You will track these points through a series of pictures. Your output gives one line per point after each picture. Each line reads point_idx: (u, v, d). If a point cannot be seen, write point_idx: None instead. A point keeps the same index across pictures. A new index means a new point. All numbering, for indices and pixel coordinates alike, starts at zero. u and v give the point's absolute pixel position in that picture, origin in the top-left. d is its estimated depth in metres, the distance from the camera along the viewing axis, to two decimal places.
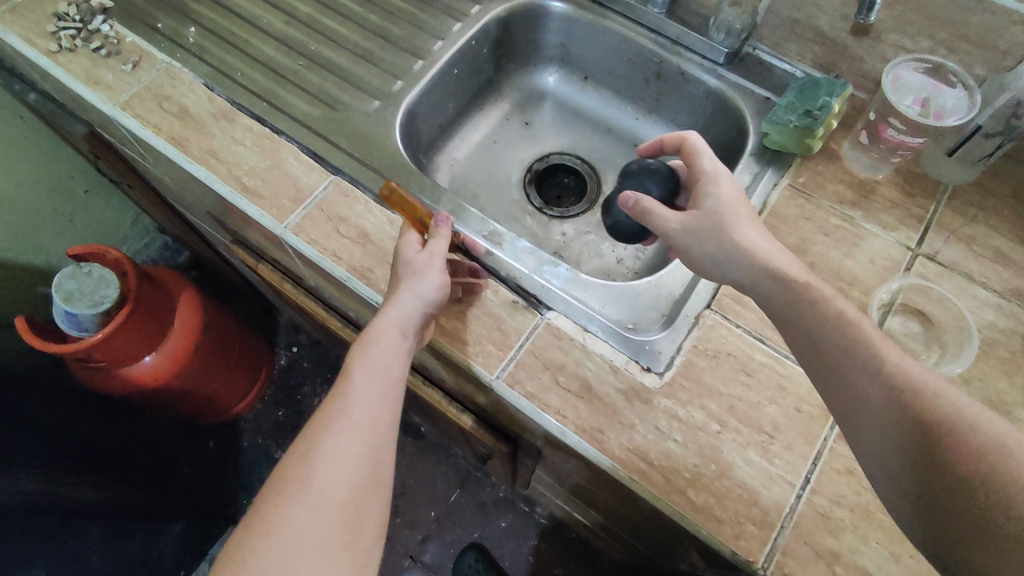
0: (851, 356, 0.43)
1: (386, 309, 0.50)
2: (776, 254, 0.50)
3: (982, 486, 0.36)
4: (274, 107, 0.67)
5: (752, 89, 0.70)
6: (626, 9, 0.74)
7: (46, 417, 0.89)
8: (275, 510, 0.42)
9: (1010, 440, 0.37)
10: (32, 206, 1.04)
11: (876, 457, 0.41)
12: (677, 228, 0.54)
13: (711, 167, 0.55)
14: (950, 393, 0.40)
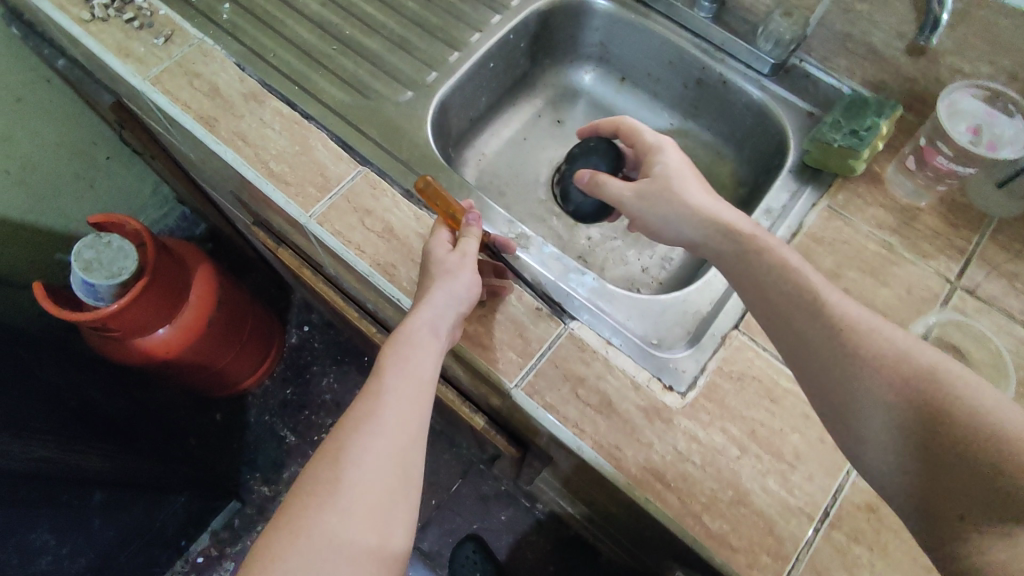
0: (808, 310, 0.44)
1: (418, 309, 0.50)
2: (721, 207, 0.52)
3: (964, 428, 0.37)
4: (305, 91, 0.66)
5: (795, 102, 0.68)
6: (669, 10, 0.72)
7: (58, 383, 0.90)
8: (304, 514, 0.42)
9: (963, 379, 0.39)
10: (54, 169, 1.04)
11: (866, 434, 0.41)
12: (630, 195, 0.56)
13: (653, 140, 0.58)
14: (892, 335, 0.42)
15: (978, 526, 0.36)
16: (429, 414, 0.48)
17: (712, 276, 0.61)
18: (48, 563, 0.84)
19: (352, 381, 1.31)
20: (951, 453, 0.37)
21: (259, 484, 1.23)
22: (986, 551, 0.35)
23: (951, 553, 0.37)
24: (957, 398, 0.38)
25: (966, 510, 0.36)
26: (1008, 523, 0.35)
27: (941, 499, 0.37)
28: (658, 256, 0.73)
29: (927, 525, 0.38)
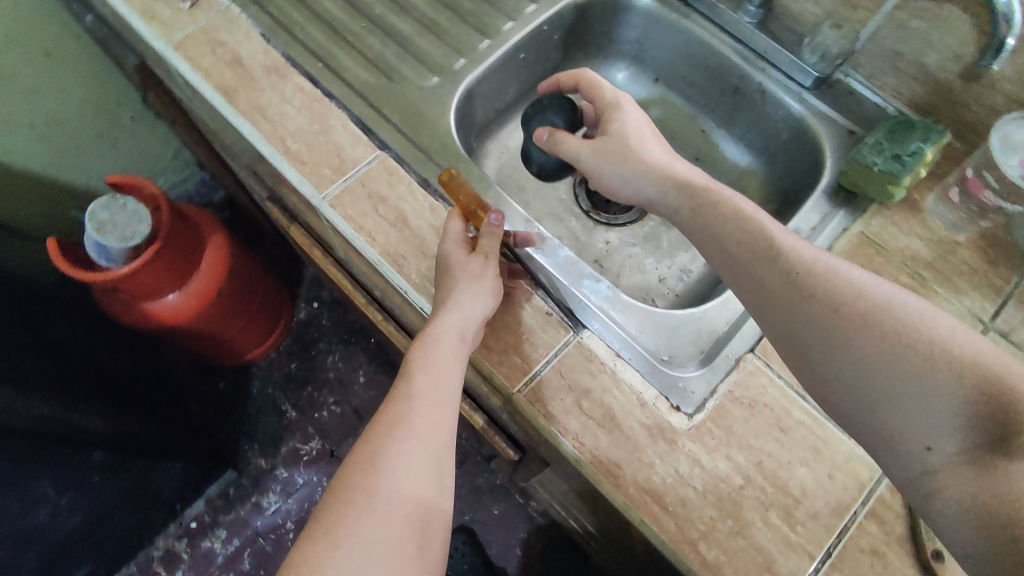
0: (770, 256, 0.47)
1: (444, 313, 0.50)
2: (676, 165, 0.55)
3: (937, 349, 0.40)
4: (330, 69, 0.64)
5: (838, 119, 0.65)
6: (711, 12, 0.69)
7: (65, 338, 0.90)
8: (342, 522, 0.42)
9: (915, 306, 0.42)
10: (77, 125, 1.04)
11: (850, 382, 0.43)
12: (588, 154, 0.58)
13: (611, 98, 0.60)
14: (850, 274, 0.45)
15: (942, 453, 0.38)
16: (456, 419, 0.49)
17: (732, 295, 0.59)
18: (46, 515, 0.85)
19: (357, 362, 1.31)
20: (912, 385, 0.40)
21: (257, 456, 1.23)
22: (952, 477, 0.38)
23: (920, 482, 0.39)
24: (912, 329, 0.41)
25: (931, 439, 0.39)
26: (969, 446, 0.38)
27: (905, 431, 0.40)
28: (677, 267, 0.71)
29: (892, 458, 0.41)
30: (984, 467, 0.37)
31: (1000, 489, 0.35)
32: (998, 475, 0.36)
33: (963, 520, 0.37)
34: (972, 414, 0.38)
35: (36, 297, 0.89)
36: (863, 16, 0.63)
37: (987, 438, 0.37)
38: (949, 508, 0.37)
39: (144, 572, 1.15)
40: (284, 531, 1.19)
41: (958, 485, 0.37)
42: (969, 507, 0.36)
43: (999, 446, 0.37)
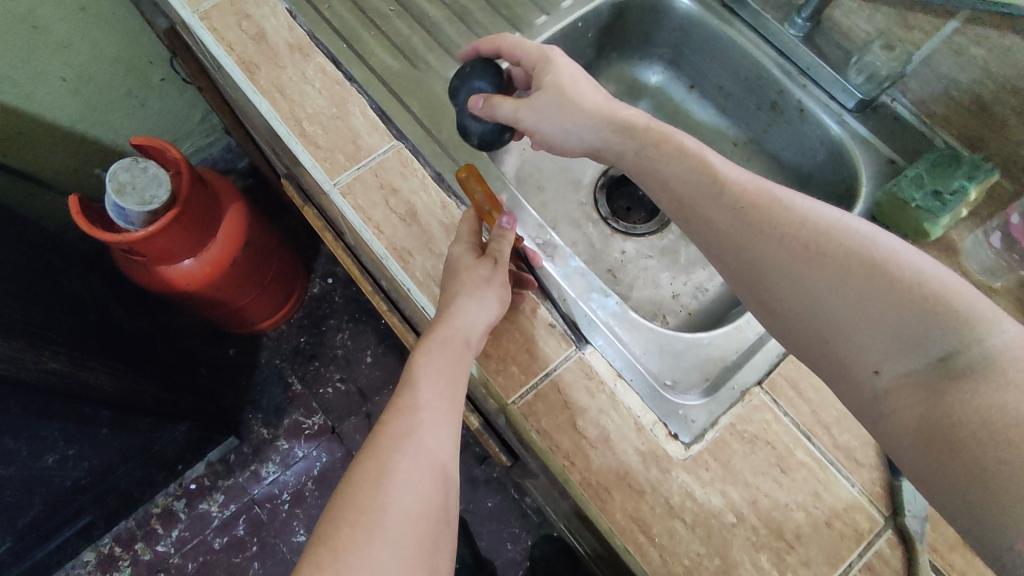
0: (713, 192, 0.46)
1: (451, 323, 0.50)
2: (616, 107, 0.54)
3: (884, 272, 0.39)
4: (354, 51, 0.63)
5: (879, 146, 0.61)
6: (755, 20, 0.66)
7: (82, 295, 0.94)
8: (350, 548, 0.39)
9: (861, 229, 0.42)
10: (109, 83, 1.02)
11: (802, 316, 0.42)
12: (524, 113, 0.55)
13: (537, 54, 0.57)
14: (795, 201, 0.44)
15: (889, 375, 0.39)
16: (457, 433, 0.49)
17: (744, 322, 0.57)
18: (52, 462, 0.85)
19: (366, 342, 1.31)
20: (859, 311, 0.39)
21: (259, 426, 1.25)
22: (898, 399, 0.38)
23: (870, 408, 0.40)
24: (856, 253, 0.40)
25: (878, 362, 0.39)
26: (916, 366, 0.38)
27: (856, 355, 0.40)
28: (692, 284, 0.69)
29: (843, 385, 0.41)
30: (931, 388, 0.37)
31: (945, 412, 0.36)
32: (942, 400, 0.36)
33: (914, 445, 0.37)
34: (918, 335, 0.38)
35: (61, 256, 0.95)
36: (919, 39, 0.60)
37: (931, 358, 0.37)
38: (899, 432, 0.38)
39: (142, 527, 1.18)
40: (279, 502, 1.20)
41: (905, 408, 0.37)
42: (916, 429, 0.37)
43: (943, 364, 0.37)
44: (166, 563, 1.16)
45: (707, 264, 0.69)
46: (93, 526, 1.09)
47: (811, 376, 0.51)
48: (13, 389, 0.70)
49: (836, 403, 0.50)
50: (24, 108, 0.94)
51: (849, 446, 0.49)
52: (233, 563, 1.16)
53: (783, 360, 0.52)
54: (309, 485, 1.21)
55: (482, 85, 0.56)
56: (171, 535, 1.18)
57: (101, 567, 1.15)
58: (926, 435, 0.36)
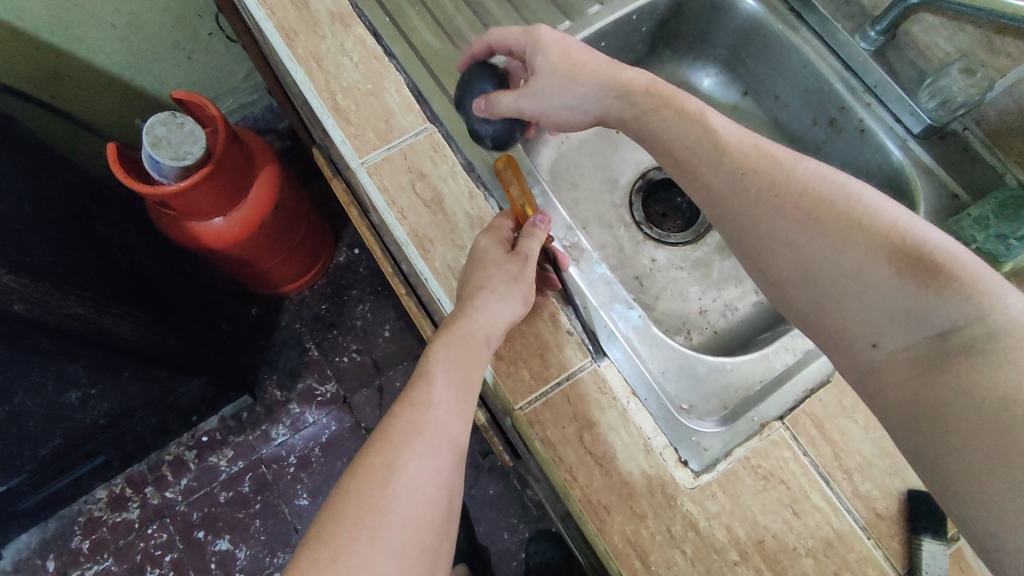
0: (717, 158, 0.46)
1: (474, 318, 0.49)
2: (616, 69, 0.51)
3: (887, 241, 0.38)
4: (396, 27, 0.61)
5: (942, 177, 0.57)
6: (822, 27, 0.62)
7: (113, 240, 0.95)
8: (352, 549, 0.39)
9: (866, 196, 0.41)
10: (155, 33, 1.01)
11: (803, 286, 0.42)
12: (527, 104, 0.52)
13: (525, 40, 0.53)
14: (800, 166, 0.43)
15: (887, 348, 0.38)
16: (467, 434, 0.47)
17: (771, 351, 0.54)
18: (75, 399, 0.86)
19: (386, 316, 1.31)
20: (858, 282, 0.39)
21: (274, 387, 1.26)
22: (897, 374, 0.38)
23: (867, 380, 0.40)
24: (859, 222, 0.40)
25: (876, 335, 0.39)
26: (914, 341, 0.37)
27: (855, 327, 0.40)
28: (722, 301, 0.66)
29: (842, 358, 0.41)
30: (928, 364, 0.36)
31: (939, 391, 0.35)
32: (939, 378, 0.35)
33: (907, 421, 0.37)
34: (918, 309, 0.37)
35: (94, 204, 0.97)
36: (1004, 65, 0.54)
37: (929, 333, 0.37)
38: (894, 407, 0.38)
39: (153, 472, 1.21)
40: (286, 464, 1.22)
41: (900, 382, 0.38)
42: (910, 406, 0.37)
43: (941, 340, 0.36)
44: (172, 509, 1.19)
45: (740, 281, 0.66)
46: (107, 466, 1.12)
47: (838, 417, 0.48)
48: (36, 329, 0.70)
49: (861, 449, 0.47)
50: (75, 52, 0.93)
51: (870, 495, 0.46)
52: (237, 518, 1.19)
53: (811, 397, 0.49)
54: (316, 452, 1.23)
55: (485, 87, 0.53)
56: (179, 483, 1.21)
57: (110, 506, 1.19)
58: (917, 412, 0.36)
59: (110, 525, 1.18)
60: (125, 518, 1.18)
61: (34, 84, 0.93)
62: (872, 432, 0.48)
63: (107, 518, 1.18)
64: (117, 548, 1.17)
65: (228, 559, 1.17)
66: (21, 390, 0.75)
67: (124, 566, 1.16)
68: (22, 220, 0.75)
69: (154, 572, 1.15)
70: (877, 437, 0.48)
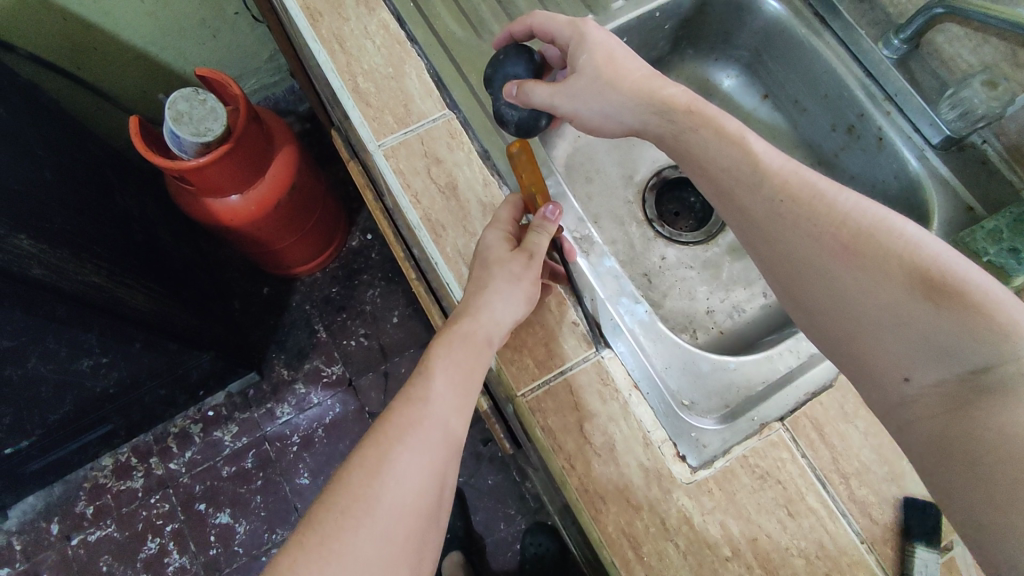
0: (754, 180, 0.45)
1: (478, 316, 0.49)
2: (657, 83, 0.50)
3: (927, 278, 0.38)
4: (420, 13, 0.62)
5: (958, 189, 0.57)
6: (846, 34, 0.62)
7: (131, 213, 0.96)
8: (338, 534, 0.40)
9: (906, 228, 0.40)
10: (183, 11, 1.00)
11: (836, 316, 0.42)
12: (560, 100, 0.52)
13: (571, 30, 0.53)
14: (839, 194, 0.43)
15: (919, 383, 0.39)
16: (462, 429, 0.48)
17: (775, 353, 0.54)
18: (86, 367, 0.88)
19: (394, 302, 1.32)
20: (895, 318, 0.39)
21: (281, 366, 1.27)
22: (927, 407, 0.38)
23: (897, 412, 0.40)
24: (898, 256, 0.39)
25: (909, 370, 0.39)
26: (945, 377, 0.38)
27: (886, 360, 0.40)
28: (730, 303, 0.66)
29: (871, 388, 0.42)
30: (958, 400, 0.37)
31: (969, 427, 0.36)
32: (967, 415, 0.36)
33: (935, 454, 0.38)
34: (952, 347, 0.37)
35: (114, 175, 0.98)
36: None
37: (962, 371, 0.37)
38: (923, 440, 0.39)
39: (158, 443, 1.23)
40: (288, 443, 1.24)
41: (930, 416, 0.38)
42: (939, 440, 0.37)
43: (974, 379, 0.36)
44: (176, 481, 1.21)
45: (749, 283, 0.66)
46: (114, 435, 1.14)
47: (839, 422, 0.48)
48: (52, 296, 0.71)
49: (860, 455, 0.47)
50: (102, 25, 0.94)
51: (866, 500, 0.46)
52: (238, 493, 1.21)
53: (811, 400, 0.49)
54: (319, 433, 1.24)
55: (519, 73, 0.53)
56: (183, 456, 1.23)
57: (115, 474, 1.21)
58: (946, 446, 0.37)
59: (114, 493, 1.20)
60: (129, 486, 1.21)
61: (62, 55, 0.95)
62: (873, 438, 0.48)
63: (112, 486, 1.20)
64: (120, 516, 1.19)
65: (228, 533, 1.18)
66: (35, 353, 0.77)
67: (126, 533, 1.18)
68: (42, 189, 0.77)
69: (154, 541, 1.18)
70: (877, 444, 0.48)
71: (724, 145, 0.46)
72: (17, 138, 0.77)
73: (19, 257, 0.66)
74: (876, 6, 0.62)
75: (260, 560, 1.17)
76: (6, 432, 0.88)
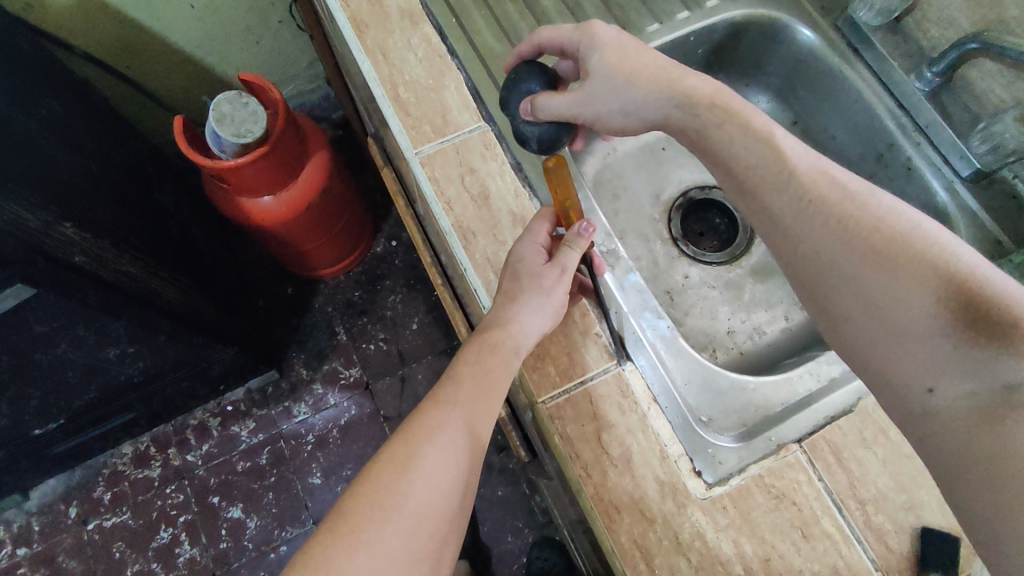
0: (784, 178, 0.44)
1: (506, 323, 0.50)
2: (680, 73, 0.50)
3: (961, 287, 0.39)
4: (462, 29, 0.64)
5: (986, 223, 0.57)
6: (879, 64, 0.63)
7: (168, 208, 0.99)
8: (366, 526, 0.41)
9: (937, 235, 0.41)
10: (231, 18, 1.04)
11: (860, 322, 0.42)
12: (573, 104, 0.52)
13: (578, 33, 0.53)
14: (872, 200, 0.43)
15: (944, 395, 0.39)
16: (488, 436, 0.49)
17: (795, 375, 0.55)
18: (113, 354, 0.90)
19: (415, 309, 1.33)
20: (923, 326, 0.39)
21: (300, 365, 1.29)
22: (953, 420, 0.38)
23: (921, 425, 0.40)
24: (931, 263, 0.40)
25: (934, 382, 0.39)
26: (973, 390, 0.38)
27: (910, 371, 0.40)
28: (751, 324, 0.66)
29: (892, 399, 0.42)
30: (989, 414, 0.37)
31: (995, 445, 0.36)
32: (1004, 430, 0.36)
33: (958, 471, 0.38)
34: (983, 360, 0.38)
35: (155, 171, 1.02)
36: None
37: (993, 386, 0.37)
38: (949, 455, 0.39)
39: (177, 434, 1.26)
40: (303, 442, 1.25)
41: (958, 430, 0.38)
42: (965, 455, 0.38)
43: (1005, 395, 0.37)
44: (191, 473, 1.23)
45: (770, 306, 0.67)
46: (136, 423, 1.16)
47: (857, 447, 0.48)
48: (90, 283, 0.72)
49: (877, 481, 0.47)
50: (154, 29, 0.98)
51: (882, 528, 0.46)
52: (251, 488, 1.22)
53: (830, 423, 0.50)
54: (334, 433, 1.26)
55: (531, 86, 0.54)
56: (201, 448, 1.25)
57: (134, 462, 1.24)
58: (971, 462, 0.37)
59: (131, 480, 1.22)
60: (146, 475, 1.23)
61: (114, 55, 0.99)
62: (891, 465, 0.47)
63: (129, 473, 1.23)
64: (135, 503, 1.21)
65: (238, 528, 1.20)
66: (67, 337, 0.80)
67: (140, 521, 1.20)
68: (87, 180, 0.80)
69: (167, 531, 1.19)
70: (894, 472, 0.47)
71: (747, 140, 0.46)
72: (67, 132, 0.80)
73: (63, 243, 0.68)
74: (909, 40, 0.63)
75: (268, 557, 1.19)
76: (34, 413, 0.91)
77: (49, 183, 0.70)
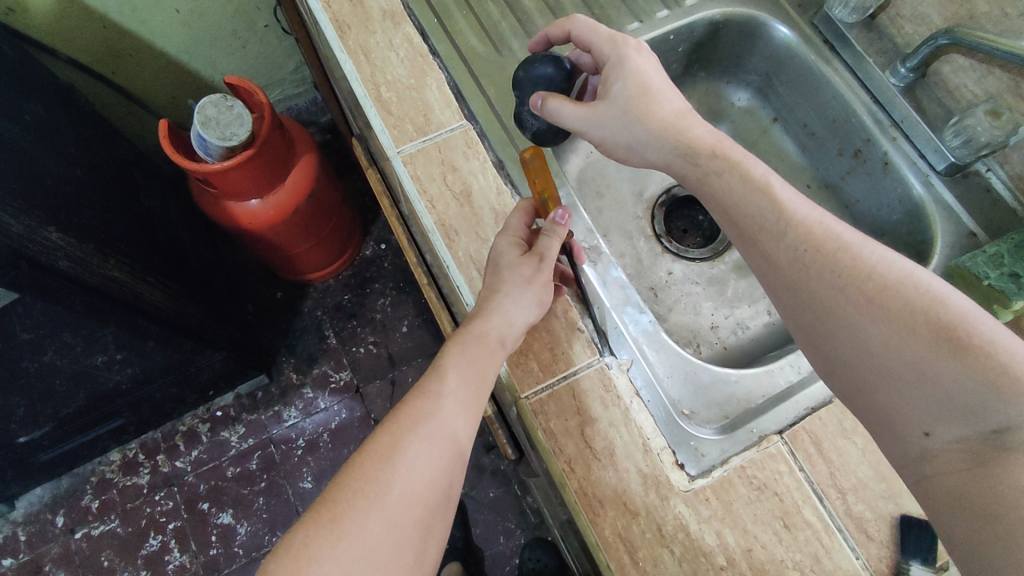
0: (779, 228, 0.46)
1: (488, 317, 0.51)
2: (685, 122, 0.51)
3: (952, 334, 0.39)
4: (445, 30, 0.65)
5: (961, 216, 0.58)
6: (855, 62, 0.64)
7: (154, 213, 0.99)
8: (349, 513, 0.41)
9: (932, 284, 0.41)
10: (216, 22, 1.04)
11: (858, 369, 0.43)
12: (583, 124, 0.53)
13: (610, 46, 0.53)
14: (866, 250, 0.44)
15: (939, 438, 0.39)
16: (475, 428, 0.49)
17: (776, 368, 0.56)
18: (100, 360, 0.90)
19: (404, 312, 1.33)
20: (919, 372, 0.40)
21: (290, 369, 1.29)
22: (947, 463, 0.39)
23: (918, 467, 0.41)
24: (923, 312, 0.40)
25: (930, 425, 0.40)
26: (967, 435, 0.38)
27: (908, 416, 0.41)
28: (734, 319, 0.67)
29: (892, 441, 0.42)
30: (979, 458, 0.37)
31: (991, 485, 0.36)
32: (991, 470, 0.36)
33: (950, 507, 0.38)
34: (974, 406, 0.38)
35: (140, 175, 1.02)
36: None
37: (984, 429, 0.37)
38: (940, 495, 0.39)
39: (166, 441, 1.25)
40: (294, 446, 1.25)
41: (951, 471, 0.39)
42: (958, 495, 0.38)
43: (995, 437, 0.37)
44: (180, 479, 1.22)
45: (753, 301, 0.68)
46: (124, 430, 1.16)
47: (838, 437, 0.49)
48: (75, 288, 0.72)
49: (857, 471, 0.48)
50: (138, 33, 0.98)
51: (862, 516, 0.47)
52: (242, 493, 1.22)
53: (811, 415, 0.50)
54: (325, 437, 1.25)
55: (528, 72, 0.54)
56: (190, 454, 1.24)
57: (122, 469, 1.23)
58: (963, 503, 0.37)
59: (120, 488, 1.22)
60: (134, 482, 1.22)
61: (98, 59, 0.99)
62: (871, 455, 0.48)
63: (118, 481, 1.22)
64: (124, 511, 1.20)
65: (229, 533, 1.19)
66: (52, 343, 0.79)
67: (129, 529, 1.19)
68: (73, 185, 0.80)
69: (156, 538, 1.18)
70: (873, 461, 0.48)
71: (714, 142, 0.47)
72: (52, 136, 0.80)
73: (48, 248, 0.68)
74: (884, 36, 0.64)
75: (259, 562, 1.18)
76: (20, 421, 0.90)
77: (34, 188, 0.70)
